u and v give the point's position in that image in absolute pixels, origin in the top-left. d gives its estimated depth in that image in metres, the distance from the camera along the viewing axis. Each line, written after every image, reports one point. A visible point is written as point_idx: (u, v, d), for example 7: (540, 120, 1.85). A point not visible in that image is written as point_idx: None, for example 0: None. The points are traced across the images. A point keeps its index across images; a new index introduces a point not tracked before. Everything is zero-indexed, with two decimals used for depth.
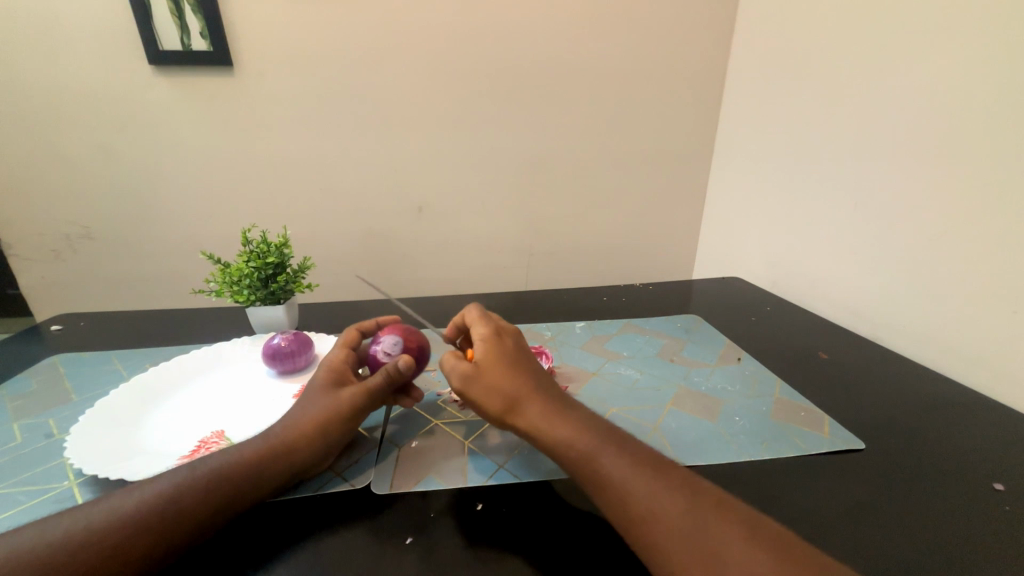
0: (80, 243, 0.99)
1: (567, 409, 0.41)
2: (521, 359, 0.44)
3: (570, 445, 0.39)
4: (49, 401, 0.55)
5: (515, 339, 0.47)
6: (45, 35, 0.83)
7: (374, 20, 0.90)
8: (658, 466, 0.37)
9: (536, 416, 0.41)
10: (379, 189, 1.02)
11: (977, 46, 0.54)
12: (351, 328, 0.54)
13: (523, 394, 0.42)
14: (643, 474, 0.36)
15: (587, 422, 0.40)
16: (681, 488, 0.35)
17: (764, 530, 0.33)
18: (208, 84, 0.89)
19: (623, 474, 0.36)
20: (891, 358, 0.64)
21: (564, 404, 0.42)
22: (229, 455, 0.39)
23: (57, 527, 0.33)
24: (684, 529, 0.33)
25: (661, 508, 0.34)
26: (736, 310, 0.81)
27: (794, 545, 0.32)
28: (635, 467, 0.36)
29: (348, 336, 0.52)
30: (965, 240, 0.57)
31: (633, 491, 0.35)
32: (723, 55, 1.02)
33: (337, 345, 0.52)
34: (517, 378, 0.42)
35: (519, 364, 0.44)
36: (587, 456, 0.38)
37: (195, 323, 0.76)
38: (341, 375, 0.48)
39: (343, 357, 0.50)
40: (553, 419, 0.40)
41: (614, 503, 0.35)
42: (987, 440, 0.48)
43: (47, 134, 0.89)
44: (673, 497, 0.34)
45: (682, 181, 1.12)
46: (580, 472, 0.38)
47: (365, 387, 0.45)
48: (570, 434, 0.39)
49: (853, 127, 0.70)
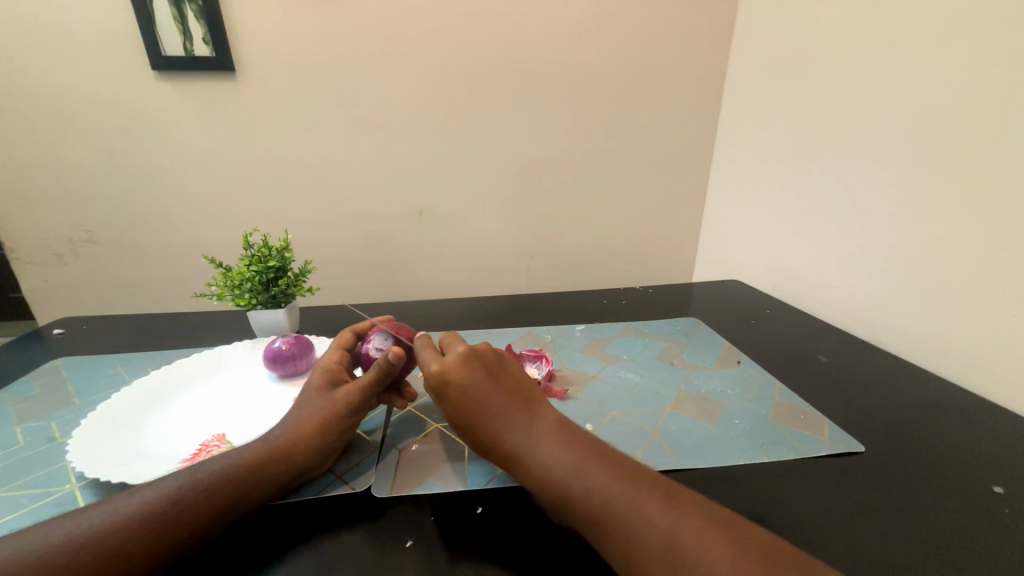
0: (83, 247, 0.99)
1: (532, 447, 0.40)
2: (475, 398, 0.43)
3: (540, 486, 0.38)
4: (52, 404, 0.55)
5: (466, 373, 0.43)
6: (49, 40, 0.84)
7: (375, 25, 0.90)
8: (635, 487, 0.36)
9: (504, 460, 0.41)
10: (380, 192, 1.03)
11: (975, 50, 0.54)
12: (345, 330, 0.55)
13: (486, 439, 0.42)
14: (618, 503, 0.35)
15: (554, 458, 0.39)
16: (664, 506, 0.35)
17: (757, 540, 0.32)
18: (211, 88, 0.90)
19: (598, 504, 0.36)
20: (891, 361, 0.64)
21: (531, 439, 0.40)
22: (230, 458, 0.40)
23: (59, 529, 0.33)
24: (664, 550, 0.33)
25: (641, 535, 0.34)
26: (736, 313, 0.81)
27: (785, 555, 0.32)
28: (610, 497, 0.36)
29: (342, 338, 0.53)
30: (965, 242, 0.57)
31: (611, 520, 0.35)
32: (722, 58, 1.02)
33: (332, 347, 0.53)
34: (476, 425, 0.42)
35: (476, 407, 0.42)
36: (558, 495, 0.37)
37: (197, 326, 0.76)
38: (336, 376, 0.49)
39: (338, 358, 0.51)
40: (518, 463, 0.40)
41: (596, 532, 0.35)
42: (988, 444, 0.48)
43: (51, 139, 0.90)
44: (655, 518, 0.34)
45: (682, 184, 1.13)
46: (559, 508, 0.38)
47: (358, 383, 0.46)
48: (536, 479, 0.39)
49: (853, 130, 0.71)
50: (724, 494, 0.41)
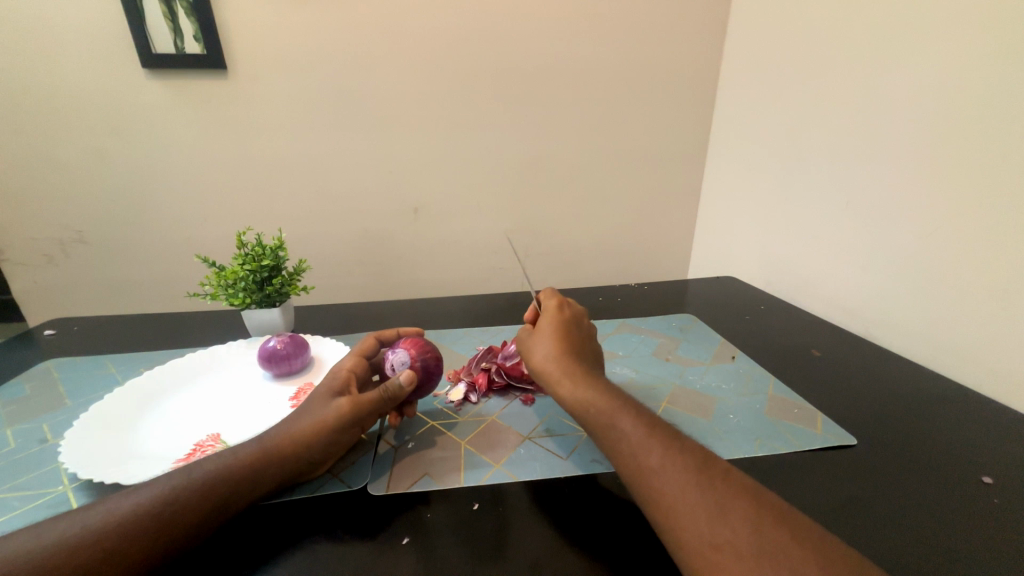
0: (73, 247, 0.98)
1: (595, 375, 0.45)
2: (572, 332, 0.50)
3: (588, 401, 0.42)
4: (43, 406, 0.55)
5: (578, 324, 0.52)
6: (38, 38, 0.83)
7: (368, 21, 0.90)
8: (672, 435, 0.38)
9: (563, 372, 0.45)
10: (374, 190, 1.02)
11: (967, 46, 0.55)
12: (369, 336, 0.54)
13: (559, 353, 0.47)
14: (656, 438, 0.37)
15: (610, 388, 0.43)
16: (693, 455, 0.36)
17: (773, 500, 0.33)
18: (202, 86, 0.89)
19: (638, 432, 0.38)
20: (882, 355, 0.65)
21: (594, 372, 0.46)
22: (224, 458, 0.39)
23: (52, 531, 0.33)
24: (687, 483, 0.34)
25: (671, 468, 0.35)
26: (730, 309, 0.82)
27: (798, 521, 0.32)
28: (649, 432, 0.38)
29: (365, 344, 0.52)
30: (954, 237, 0.57)
31: (646, 448, 0.37)
32: (715, 55, 1.03)
33: (352, 352, 0.51)
34: (561, 341, 0.48)
35: (569, 334, 0.50)
36: (605, 413, 0.41)
37: (191, 326, 0.75)
38: (343, 385, 0.47)
39: (352, 366, 0.49)
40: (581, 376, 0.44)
41: (627, 460, 0.37)
42: (977, 435, 0.49)
43: (40, 138, 0.89)
44: (685, 460, 0.35)
45: (677, 181, 1.13)
46: (596, 428, 0.41)
47: (357, 400, 0.44)
48: (587, 394, 0.42)
49: (845, 126, 0.71)
50: None
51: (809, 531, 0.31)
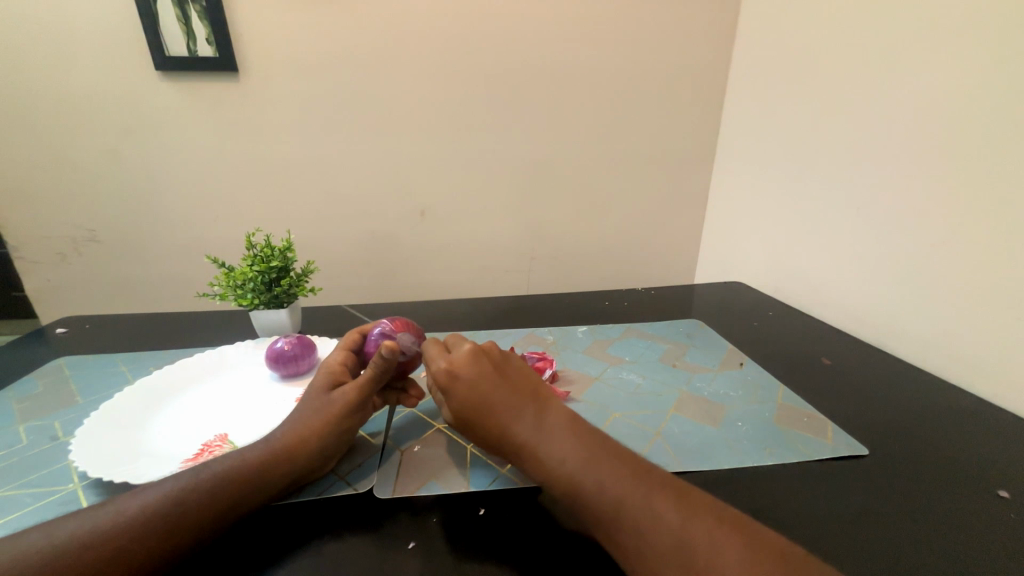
0: (86, 245, 0.99)
1: (546, 436, 0.40)
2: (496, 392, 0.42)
3: (552, 482, 0.38)
4: (54, 403, 0.55)
5: (488, 370, 0.43)
6: (54, 39, 0.84)
7: (376, 23, 0.90)
8: (647, 490, 0.36)
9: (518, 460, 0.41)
10: (382, 192, 1.03)
11: (982, 52, 0.54)
12: (353, 330, 0.54)
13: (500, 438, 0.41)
14: (630, 507, 0.35)
15: (563, 454, 0.38)
16: (674, 503, 0.35)
17: (767, 535, 0.33)
18: (213, 89, 0.90)
19: (610, 502, 0.35)
20: (893, 363, 0.64)
21: (540, 438, 0.40)
22: (231, 459, 0.39)
23: (62, 529, 0.33)
24: (674, 545, 0.33)
25: (652, 529, 0.33)
26: (739, 315, 0.81)
27: (796, 560, 0.31)
28: (622, 498, 0.35)
29: (350, 338, 0.53)
30: (968, 245, 0.56)
31: (623, 518, 0.34)
32: (725, 58, 1.02)
33: (338, 347, 0.52)
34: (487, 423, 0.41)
35: (486, 398, 0.42)
36: (571, 492, 0.37)
37: (200, 326, 0.76)
38: (338, 378, 0.48)
39: (342, 360, 0.50)
40: (533, 461, 0.39)
41: (605, 525, 0.35)
42: (991, 448, 0.48)
43: (55, 138, 0.90)
44: (666, 515, 0.34)
45: (685, 185, 1.12)
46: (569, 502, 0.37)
47: (357, 385, 0.45)
48: (549, 475, 0.38)
49: (856, 130, 0.71)
50: (729, 496, 0.41)
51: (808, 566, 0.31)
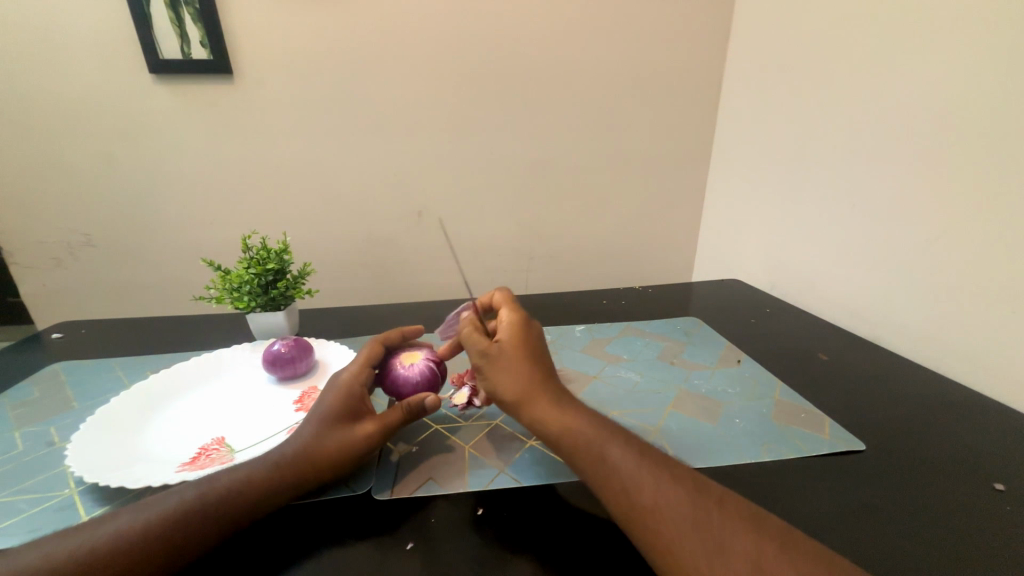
0: (82, 250, 0.99)
1: (575, 400, 0.42)
2: (534, 340, 0.46)
3: (575, 431, 0.39)
4: (50, 408, 0.55)
5: (540, 330, 0.48)
6: (47, 43, 0.84)
7: (371, 23, 0.90)
8: (663, 462, 0.37)
9: (543, 400, 0.41)
10: (378, 192, 1.03)
11: (976, 46, 0.54)
12: (374, 342, 0.52)
13: (537, 376, 0.42)
14: (647, 472, 0.36)
15: (592, 415, 0.41)
16: (687, 475, 0.36)
17: (773, 526, 0.33)
18: (207, 91, 0.90)
19: (629, 466, 0.36)
20: (889, 358, 0.64)
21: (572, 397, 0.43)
22: (235, 475, 0.39)
23: (62, 548, 0.33)
24: (686, 512, 0.33)
25: (669, 490, 0.34)
26: (736, 312, 0.81)
27: (801, 542, 0.32)
28: (641, 465, 0.36)
29: (369, 353, 0.50)
30: (964, 239, 0.57)
31: (639, 483, 0.35)
32: (720, 54, 1.02)
33: (356, 361, 0.49)
34: (530, 361, 0.43)
35: (538, 345, 0.45)
36: (593, 445, 0.38)
37: (197, 330, 0.76)
38: (358, 399, 0.46)
39: (361, 377, 0.48)
40: (563, 406, 0.41)
41: (619, 496, 0.35)
42: (988, 441, 0.48)
43: (48, 143, 0.90)
44: (679, 484, 0.35)
45: (681, 182, 1.12)
46: (582, 461, 0.38)
47: (382, 423, 0.44)
48: (576, 424, 0.39)
49: (851, 126, 0.71)
50: None
51: (813, 558, 0.31)
